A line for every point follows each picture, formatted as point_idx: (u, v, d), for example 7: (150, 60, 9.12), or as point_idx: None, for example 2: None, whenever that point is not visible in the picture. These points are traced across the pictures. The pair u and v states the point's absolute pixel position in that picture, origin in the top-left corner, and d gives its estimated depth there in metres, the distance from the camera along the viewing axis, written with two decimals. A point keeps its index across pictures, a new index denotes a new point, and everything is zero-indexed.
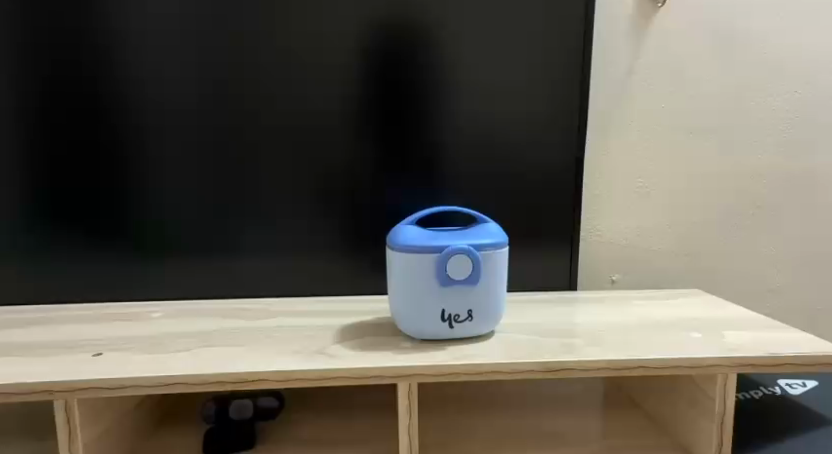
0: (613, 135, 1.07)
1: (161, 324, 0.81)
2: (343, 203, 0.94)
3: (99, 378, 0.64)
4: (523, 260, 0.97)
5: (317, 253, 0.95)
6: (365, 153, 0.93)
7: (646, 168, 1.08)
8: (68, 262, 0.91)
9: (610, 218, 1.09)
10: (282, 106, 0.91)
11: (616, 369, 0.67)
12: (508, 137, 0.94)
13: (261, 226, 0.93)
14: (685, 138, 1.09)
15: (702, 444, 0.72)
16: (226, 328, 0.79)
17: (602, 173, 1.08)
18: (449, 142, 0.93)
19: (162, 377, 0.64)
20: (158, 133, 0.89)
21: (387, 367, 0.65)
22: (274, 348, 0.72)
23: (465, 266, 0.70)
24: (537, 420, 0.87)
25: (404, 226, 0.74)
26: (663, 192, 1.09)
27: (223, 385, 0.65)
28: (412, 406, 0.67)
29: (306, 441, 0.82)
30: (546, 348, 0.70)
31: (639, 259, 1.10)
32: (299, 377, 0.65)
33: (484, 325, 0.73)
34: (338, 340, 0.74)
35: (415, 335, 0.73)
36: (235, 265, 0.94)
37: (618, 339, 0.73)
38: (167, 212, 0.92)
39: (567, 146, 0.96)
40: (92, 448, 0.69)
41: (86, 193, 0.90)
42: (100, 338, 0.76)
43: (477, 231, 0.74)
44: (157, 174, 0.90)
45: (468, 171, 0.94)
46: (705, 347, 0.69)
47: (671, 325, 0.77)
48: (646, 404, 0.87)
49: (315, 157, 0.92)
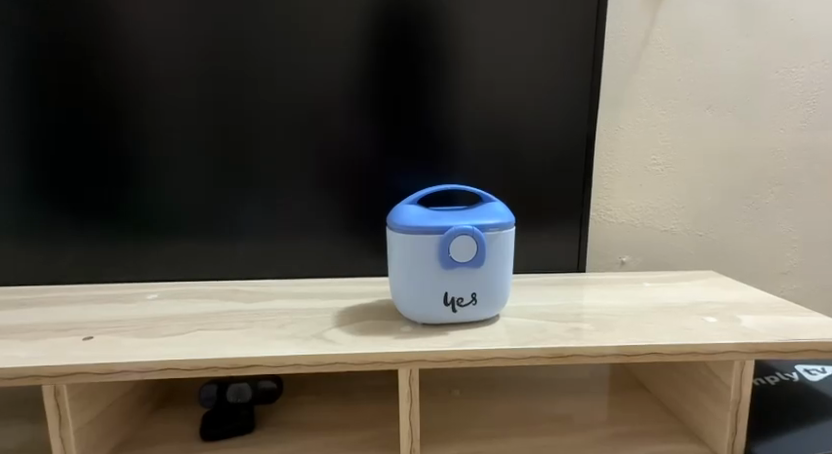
0: (626, 111, 1.03)
1: (155, 306, 0.79)
2: (345, 182, 0.90)
3: (88, 363, 0.62)
4: (530, 241, 0.94)
5: (317, 233, 0.92)
6: (366, 130, 0.89)
7: (661, 145, 1.04)
8: (62, 243, 0.89)
9: (621, 197, 1.05)
10: (281, 79, 0.87)
11: (625, 356, 0.64)
12: (517, 114, 0.90)
13: (259, 205, 0.90)
14: (702, 113, 1.04)
15: (714, 432, 0.70)
16: (221, 311, 0.77)
17: (614, 149, 1.03)
18: (455, 118, 0.89)
19: (154, 362, 0.63)
20: (153, 111, 0.86)
21: (386, 353, 0.63)
22: (270, 331, 0.69)
23: (468, 248, 0.67)
24: (543, 405, 0.84)
25: (404, 205, 0.71)
26: (678, 170, 1.05)
27: (216, 370, 0.63)
28: (412, 394, 0.65)
29: (306, 425, 0.80)
30: (552, 333, 0.67)
31: (650, 240, 1.07)
32: (294, 363, 0.63)
33: (488, 309, 0.70)
34: (336, 324, 0.71)
35: (417, 320, 0.70)
36: (234, 246, 0.91)
37: (628, 324, 0.70)
38: (164, 192, 0.88)
39: (578, 123, 0.91)
40: (85, 434, 0.67)
41: (80, 173, 0.87)
42: (92, 321, 0.73)
43: (482, 211, 0.70)
44: (152, 152, 0.87)
45: (474, 148, 0.90)
46: (720, 333, 0.66)
47: (684, 309, 0.74)
48: (656, 389, 0.85)
49: (315, 135, 0.89)
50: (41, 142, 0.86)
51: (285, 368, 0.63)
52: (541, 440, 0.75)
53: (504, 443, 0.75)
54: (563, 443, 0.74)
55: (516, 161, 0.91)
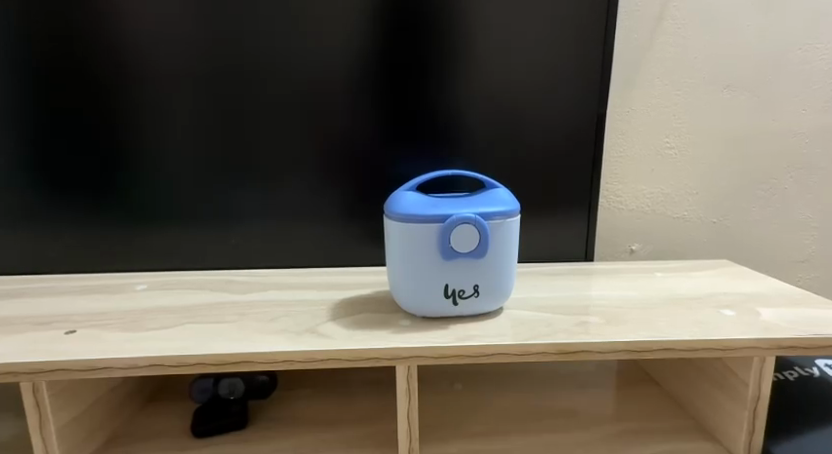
0: (638, 91, 0.98)
1: (144, 297, 0.76)
2: (343, 167, 0.86)
3: (68, 359, 0.59)
4: (535, 229, 0.90)
5: (314, 221, 0.88)
6: (365, 112, 0.84)
7: (675, 128, 0.99)
8: (50, 231, 0.85)
9: (632, 182, 1.01)
10: (276, 58, 0.82)
11: (637, 352, 0.60)
12: (524, 94, 0.86)
13: (254, 191, 0.86)
14: (719, 94, 0.99)
15: (730, 431, 0.66)
16: (212, 303, 0.73)
17: (625, 132, 0.99)
18: (459, 99, 0.85)
19: (137, 358, 0.59)
20: (141, 92, 0.82)
21: (382, 348, 0.59)
22: (262, 325, 0.66)
23: (470, 237, 0.63)
24: (549, 399, 0.81)
25: (403, 192, 0.67)
26: (693, 154, 1.00)
27: (203, 367, 0.60)
28: (411, 391, 0.61)
29: (301, 420, 0.77)
30: (559, 328, 0.63)
31: (661, 227, 1.03)
32: (285, 359, 0.60)
33: (491, 301, 0.67)
34: (331, 317, 0.67)
35: (416, 312, 0.67)
36: (228, 234, 0.88)
37: (640, 317, 0.66)
38: (154, 178, 0.85)
39: (589, 104, 0.87)
40: (68, 433, 0.64)
41: (67, 158, 0.83)
42: (76, 313, 0.70)
43: (485, 198, 0.66)
44: (141, 136, 0.83)
45: (478, 132, 0.86)
46: (739, 327, 0.62)
47: (699, 301, 0.70)
48: (667, 383, 0.81)
49: (312, 117, 0.84)
50: (26, 125, 0.82)
51: (276, 365, 0.60)
52: (547, 437, 0.72)
53: (508, 440, 0.71)
54: (569, 441, 0.71)
55: (522, 145, 0.87)
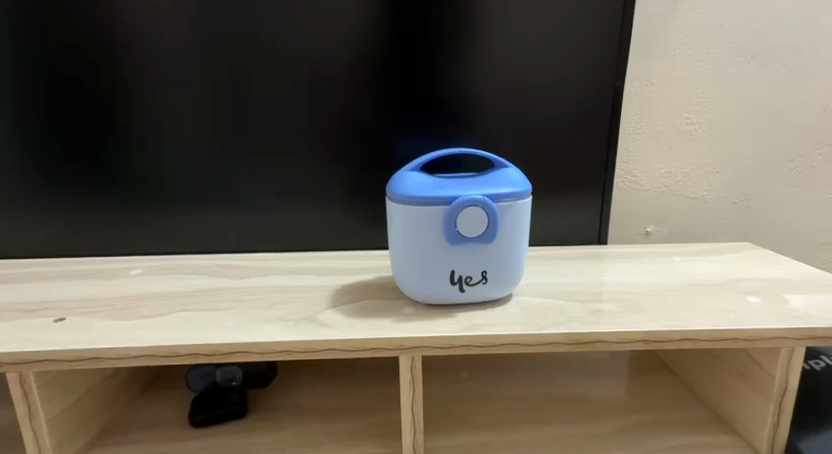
0: (658, 63, 0.93)
1: (138, 283, 0.73)
2: (346, 146, 0.82)
3: (55, 349, 0.56)
4: (546, 211, 0.86)
5: (315, 202, 0.84)
6: (369, 87, 0.80)
7: (696, 102, 0.94)
8: (41, 213, 0.82)
9: (649, 160, 0.96)
10: (275, 30, 0.78)
11: (655, 342, 0.57)
12: (538, 67, 0.81)
13: (253, 172, 0.83)
14: (745, 66, 0.94)
15: (753, 425, 0.63)
16: (208, 289, 0.70)
17: (643, 108, 0.94)
18: (468, 73, 0.80)
19: (126, 348, 0.56)
20: (133, 66, 0.78)
21: (384, 339, 0.56)
22: (259, 313, 0.63)
23: (479, 220, 0.59)
24: (559, 387, 0.78)
25: (406, 172, 0.63)
26: (715, 130, 0.96)
27: (197, 357, 0.57)
28: (415, 383, 0.58)
29: (302, 410, 0.74)
30: (572, 316, 0.60)
31: (679, 208, 0.98)
32: (282, 349, 0.57)
33: (500, 288, 0.63)
34: (331, 304, 0.64)
35: (420, 299, 0.63)
36: (226, 216, 0.84)
37: (659, 305, 0.62)
38: (148, 157, 0.81)
39: (606, 78, 0.82)
40: (61, 424, 0.62)
41: (57, 136, 0.79)
42: (67, 300, 0.67)
43: (494, 178, 0.62)
44: (134, 114, 0.79)
45: (488, 108, 0.82)
46: (765, 315, 0.58)
47: (721, 287, 0.67)
48: (684, 372, 0.77)
49: (313, 92, 0.80)
50: (15, 102, 0.78)
51: (273, 355, 0.57)
52: (557, 429, 0.69)
53: (517, 432, 0.68)
54: (581, 433, 0.68)
55: (534, 122, 0.82)
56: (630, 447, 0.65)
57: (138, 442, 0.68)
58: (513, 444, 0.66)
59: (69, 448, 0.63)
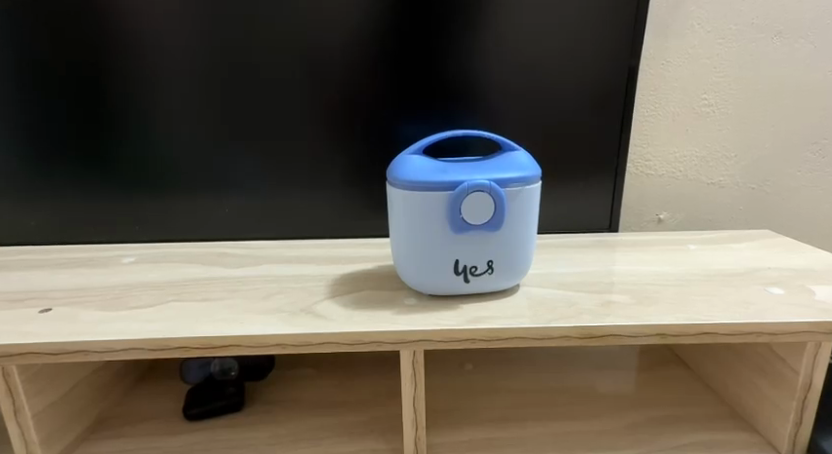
0: (675, 40, 0.88)
1: (129, 272, 0.70)
2: (347, 129, 0.78)
3: (39, 341, 0.53)
4: (555, 197, 0.83)
5: (315, 189, 0.81)
6: (370, 66, 0.76)
7: (715, 82, 0.90)
8: (30, 200, 0.79)
9: (664, 144, 0.92)
10: (272, 5, 0.73)
11: (672, 336, 0.54)
12: (550, 43, 0.77)
13: (251, 156, 0.79)
14: (768, 42, 0.90)
15: (773, 422, 0.60)
16: (202, 278, 0.68)
17: (659, 88, 0.90)
18: (476, 50, 0.76)
19: (113, 341, 0.53)
20: (123, 45, 0.74)
21: (385, 332, 0.53)
22: (254, 303, 0.60)
23: (485, 206, 0.56)
24: (568, 380, 0.75)
25: (407, 156, 0.59)
26: (733, 111, 0.92)
27: (188, 351, 0.54)
28: (417, 378, 0.55)
29: (301, 403, 0.71)
30: (583, 307, 0.57)
31: (693, 194, 0.95)
32: (277, 342, 0.54)
33: (506, 279, 0.60)
34: (329, 295, 0.61)
35: (422, 290, 0.60)
36: (222, 202, 0.81)
37: (675, 296, 0.59)
38: (140, 141, 0.78)
39: (622, 57, 0.77)
40: (49, 418, 0.59)
41: (44, 118, 0.76)
42: (54, 290, 0.64)
43: (501, 162, 0.58)
44: (127, 96, 0.76)
45: (496, 88, 0.78)
46: (789, 308, 0.55)
47: (740, 277, 0.63)
48: (698, 365, 0.74)
49: (312, 72, 0.76)
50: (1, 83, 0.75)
51: (267, 349, 0.54)
52: (566, 425, 0.66)
53: (524, 428, 0.65)
54: (592, 429, 0.65)
55: (545, 103, 0.79)
56: (644, 445, 0.62)
57: (130, 436, 0.65)
58: (520, 441, 0.63)
59: (58, 442, 0.61)
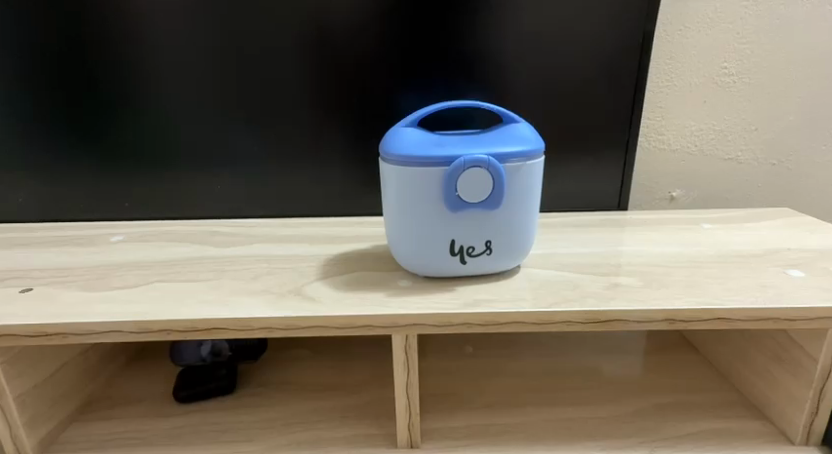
0: (695, 5, 0.83)
1: (117, 251, 0.67)
2: (344, 101, 0.74)
3: (16, 324, 0.51)
4: (561, 174, 0.79)
5: (312, 165, 0.77)
6: (369, 34, 0.72)
7: (736, 50, 0.85)
8: (18, 175, 0.77)
9: (679, 117, 0.88)
10: None
11: (682, 321, 0.50)
12: (561, 8, 0.72)
13: (244, 131, 0.76)
14: (796, 6, 0.84)
15: (788, 411, 0.57)
16: (190, 257, 0.65)
17: (675, 56, 0.85)
18: (481, 16, 0.71)
19: (91, 324, 0.51)
20: (110, 10, 0.70)
21: (374, 316, 0.50)
22: (241, 285, 0.57)
23: (484, 182, 0.53)
24: (572, 364, 0.72)
25: (401, 129, 0.56)
26: (755, 80, 0.87)
27: (170, 334, 0.52)
28: (410, 364, 0.52)
29: (295, 386, 0.69)
30: (587, 290, 0.53)
31: (708, 170, 0.90)
32: (262, 326, 0.51)
33: (506, 260, 0.57)
34: (320, 276, 0.58)
35: (417, 272, 0.57)
36: (215, 179, 0.78)
37: (686, 279, 0.55)
38: (131, 113, 0.74)
39: (638, 23, 0.72)
40: (33, 401, 0.57)
41: (34, 89, 0.73)
42: (36, 269, 0.62)
43: (502, 135, 0.55)
44: (114, 68, 0.72)
45: (503, 56, 0.73)
46: (810, 292, 0.52)
47: (757, 259, 0.60)
48: (709, 350, 0.71)
49: (307, 41, 0.72)
50: None
51: (253, 332, 0.51)
52: (568, 411, 0.63)
53: (524, 414, 0.62)
54: (596, 416, 0.62)
55: (554, 72, 0.74)
56: (650, 433, 0.59)
57: (119, 419, 0.64)
58: (519, 427, 0.60)
59: (44, 425, 0.59)
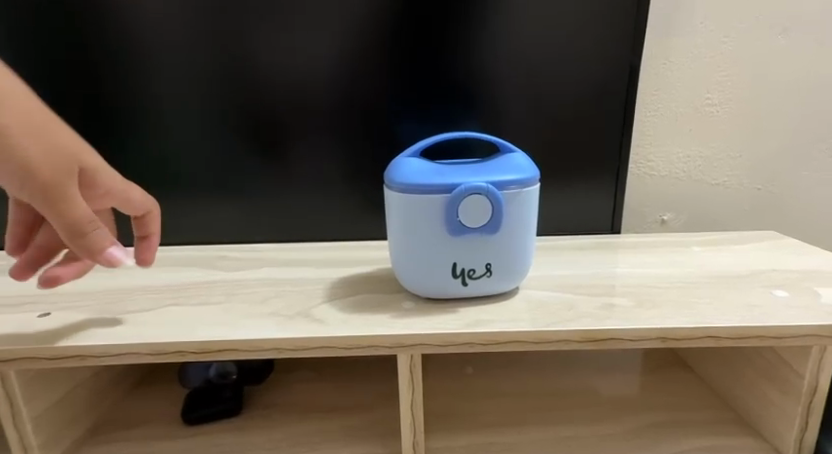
0: (679, 39, 0.88)
1: (128, 276, 0.70)
2: (347, 131, 0.78)
3: (36, 347, 0.53)
4: (556, 199, 0.82)
5: (317, 192, 0.80)
6: (371, 69, 0.75)
7: (719, 81, 0.89)
8: None
9: (667, 145, 0.91)
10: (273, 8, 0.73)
11: (674, 340, 0.53)
12: (553, 43, 0.76)
13: (251, 160, 0.79)
14: (775, 39, 0.89)
15: (780, 427, 0.59)
16: (201, 281, 0.67)
17: (662, 87, 0.89)
18: (477, 51, 0.75)
19: (108, 346, 0.53)
20: (126, 48, 0.73)
21: (380, 336, 0.53)
22: (250, 308, 0.59)
23: (482, 209, 0.55)
24: (570, 384, 0.74)
25: (403, 159, 0.59)
26: (738, 109, 0.91)
27: (183, 355, 0.54)
28: (414, 382, 0.55)
29: (301, 407, 0.71)
30: (582, 310, 0.56)
31: (697, 194, 0.94)
32: (273, 347, 0.53)
33: (505, 282, 0.59)
34: (327, 298, 0.61)
35: (421, 294, 0.60)
36: (223, 206, 0.81)
37: (676, 298, 0.58)
38: (142, 144, 0.77)
39: (624, 57, 0.77)
40: (46, 423, 0.59)
41: None
42: (52, 295, 0.64)
43: (499, 164, 0.58)
44: (127, 102, 0.75)
45: (499, 88, 0.77)
46: (794, 311, 0.54)
47: (744, 280, 0.63)
48: (702, 368, 0.74)
49: (312, 75, 0.76)
50: None
51: (263, 353, 0.54)
52: (567, 430, 0.65)
53: (524, 432, 0.64)
54: (594, 434, 0.64)
55: (546, 104, 0.78)
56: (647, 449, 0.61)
57: (130, 440, 0.65)
58: (520, 445, 0.62)
59: (55, 447, 0.61)
